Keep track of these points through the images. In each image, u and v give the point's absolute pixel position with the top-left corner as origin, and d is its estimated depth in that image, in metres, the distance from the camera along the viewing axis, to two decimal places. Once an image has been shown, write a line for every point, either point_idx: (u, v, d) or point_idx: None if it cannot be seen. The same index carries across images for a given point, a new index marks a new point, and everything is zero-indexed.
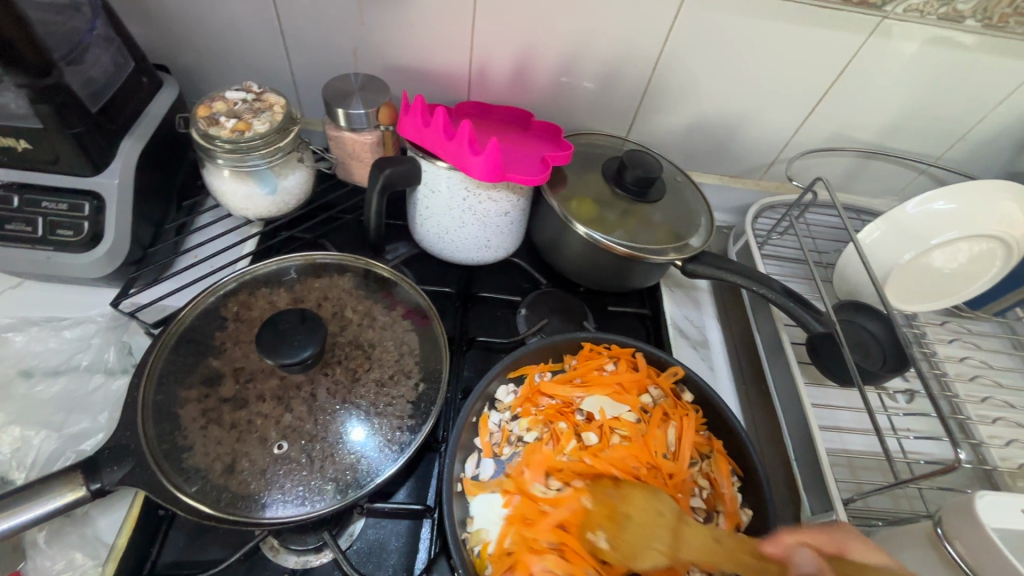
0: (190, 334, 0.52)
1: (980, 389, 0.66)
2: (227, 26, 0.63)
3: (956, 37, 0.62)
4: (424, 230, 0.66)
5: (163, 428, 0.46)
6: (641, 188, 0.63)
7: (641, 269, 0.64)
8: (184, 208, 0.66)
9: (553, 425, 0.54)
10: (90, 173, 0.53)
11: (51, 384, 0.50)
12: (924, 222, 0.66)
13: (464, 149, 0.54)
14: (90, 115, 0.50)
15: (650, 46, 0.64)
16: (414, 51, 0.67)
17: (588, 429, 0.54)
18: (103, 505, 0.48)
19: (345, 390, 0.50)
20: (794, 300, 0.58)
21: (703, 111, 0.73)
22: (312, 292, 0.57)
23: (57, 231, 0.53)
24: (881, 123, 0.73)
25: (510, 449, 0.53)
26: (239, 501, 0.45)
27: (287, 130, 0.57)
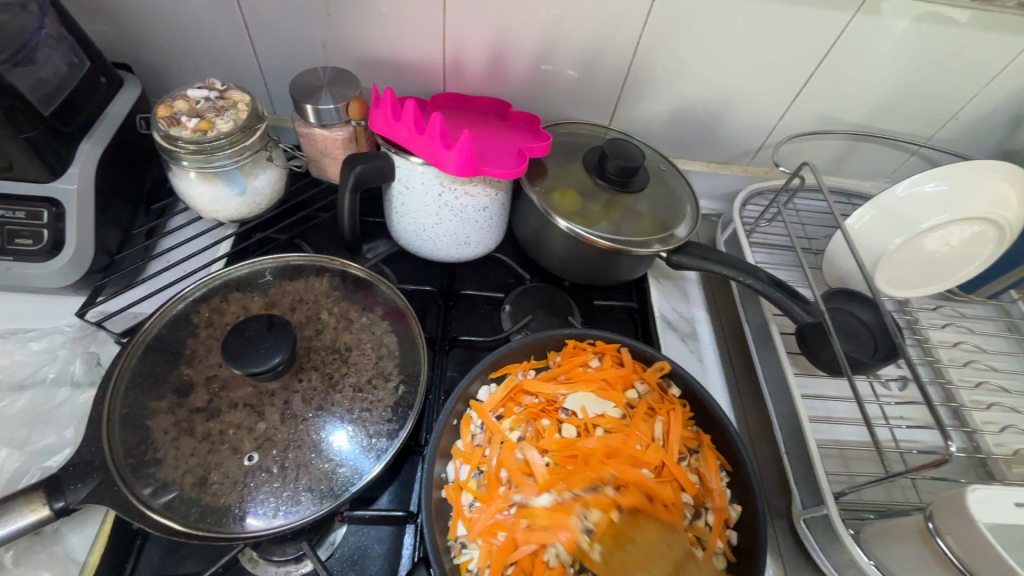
0: (158, 344, 0.50)
1: (974, 374, 0.65)
2: (189, 21, 0.61)
3: (945, 13, 0.60)
4: (402, 226, 0.64)
5: (131, 441, 0.45)
6: (624, 178, 0.61)
7: (626, 262, 0.62)
8: (154, 212, 0.64)
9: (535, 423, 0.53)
10: (47, 179, 0.51)
11: (15, 400, 0.48)
12: (915, 205, 0.64)
13: (435, 143, 0.52)
14: (43, 119, 0.48)
15: (629, 30, 0.62)
16: (385, 42, 0.64)
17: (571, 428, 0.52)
18: (75, 522, 0.47)
19: (321, 396, 0.49)
20: (782, 290, 0.56)
21: (687, 97, 0.70)
22: (286, 295, 0.55)
23: (16, 240, 0.51)
24: (870, 104, 0.71)
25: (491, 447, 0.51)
26: (210, 515, 0.43)
27: (253, 129, 0.55)
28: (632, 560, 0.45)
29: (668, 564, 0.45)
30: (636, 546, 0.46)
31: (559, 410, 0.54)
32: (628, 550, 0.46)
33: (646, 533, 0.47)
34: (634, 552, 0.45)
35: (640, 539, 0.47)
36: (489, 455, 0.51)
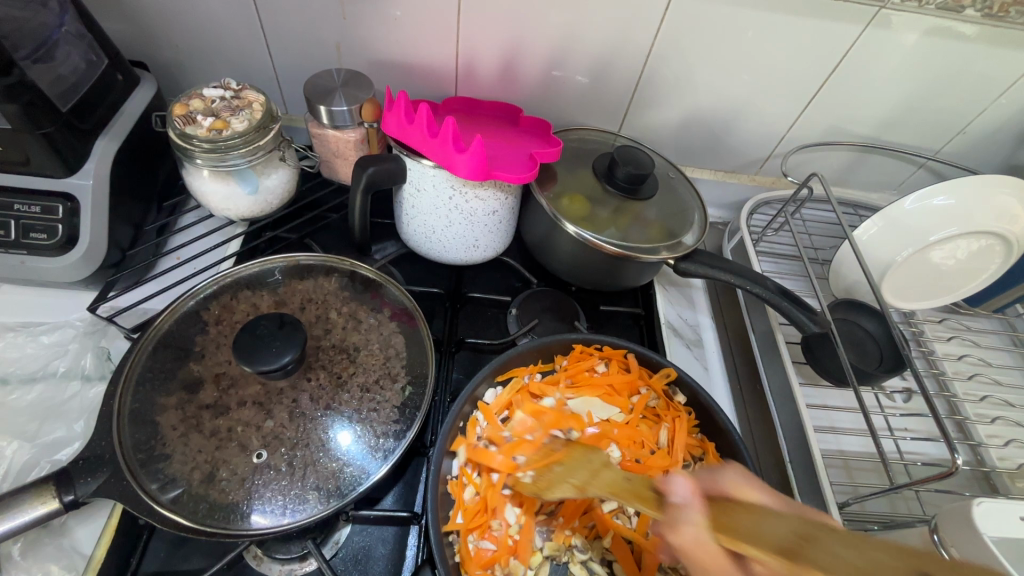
0: (168, 340, 0.51)
1: (979, 387, 0.65)
2: (206, 21, 0.62)
3: (954, 28, 0.60)
4: (411, 227, 0.65)
5: (141, 436, 0.45)
6: (633, 185, 0.62)
7: (633, 268, 0.62)
8: (166, 208, 0.64)
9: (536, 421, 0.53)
10: (63, 174, 0.51)
11: (26, 392, 0.49)
12: (923, 218, 0.64)
13: (448, 147, 0.52)
14: (60, 114, 0.49)
15: (641, 39, 0.63)
16: (398, 45, 0.65)
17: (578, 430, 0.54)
18: (82, 515, 0.47)
19: (329, 396, 0.49)
20: (789, 299, 0.56)
21: (697, 105, 0.71)
22: (296, 294, 0.56)
23: (30, 234, 0.52)
24: (879, 116, 0.71)
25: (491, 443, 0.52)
26: (217, 512, 0.43)
27: (267, 129, 0.55)
28: (557, 478, 0.46)
29: (586, 472, 0.45)
30: (562, 465, 0.46)
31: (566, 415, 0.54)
32: (554, 470, 0.47)
33: (573, 453, 0.47)
34: (559, 471, 0.46)
35: (566, 459, 0.47)
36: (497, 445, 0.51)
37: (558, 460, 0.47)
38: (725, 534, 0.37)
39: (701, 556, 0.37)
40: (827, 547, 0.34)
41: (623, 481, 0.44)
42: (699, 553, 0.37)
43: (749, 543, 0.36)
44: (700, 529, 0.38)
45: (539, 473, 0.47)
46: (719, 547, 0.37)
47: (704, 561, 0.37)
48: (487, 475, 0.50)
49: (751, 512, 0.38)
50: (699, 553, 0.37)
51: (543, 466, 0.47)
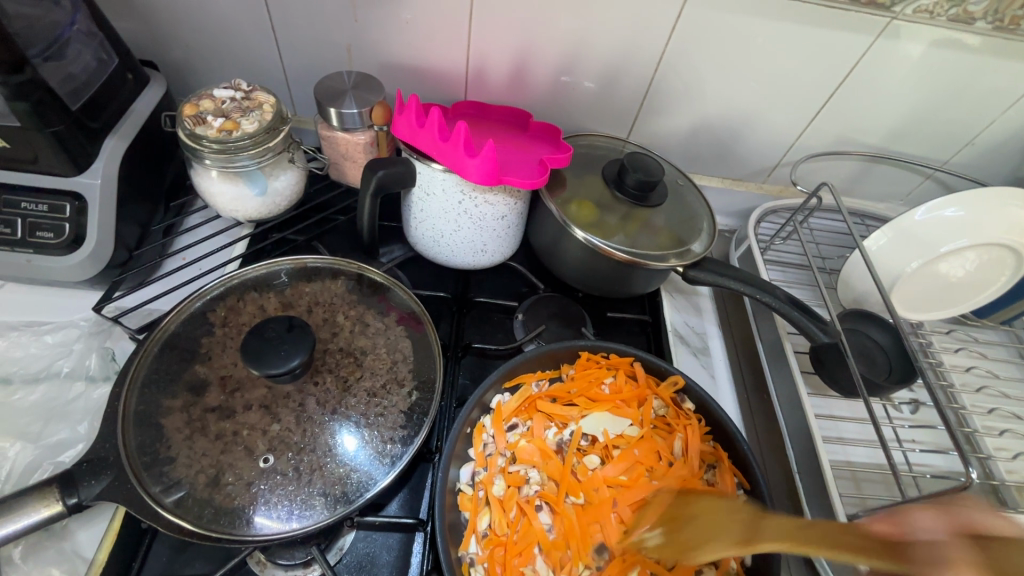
0: (174, 341, 0.50)
1: (987, 400, 0.65)
2: (217, 21, 0.62)
3: (964, 39, 0.60)
4: (419, 232, 0.64)
5: (146, 439, 0.45)
6: (642, 192, 0.62)
7: (641, 275, 0.62)
8: (172, 208, 0.64)
9: (544, 447, 0.52)
10: (71, 173, 0.51)
11: (29, 392, 0.48)
12: (933, 229, 0.64)
13: (459, 151, 0.52)
14: (70, 113, 0.48)
15: (652, 46, 0.63)
16: (409, 49, 0.65)
17: (592, 453, 0.52)
18: (84, 518, 0.46)
19: (336, 400, 0.49)
20: (798, 309, 0.56)
21: (706, 113, 0.71)
22: (303, 297, 0.55)
23: (36, 233, 0.51)
24: (887, 127, 0.71)
25: (500, 475, 0.50)
26: (222, 517, 0.43)
27: (278, 130, 0.55)
28: (692, 539, 0.40)
29: (735, 526, 0.39)
30: (697, 523, 0.41)
31: (576, 433, 0.53)
32: (685, 530, 0.41)
33: (709, 505, 0.42)
34: (694, 530, 0.41)
35: (700, 515, 0.41)
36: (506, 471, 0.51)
37: (687, 518, 0.42)
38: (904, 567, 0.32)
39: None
40: None
41: (790, 526, 0.38)
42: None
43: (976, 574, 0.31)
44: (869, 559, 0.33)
45: (670, 533, 0.42)
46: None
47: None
48: (500, 514, 0.48)
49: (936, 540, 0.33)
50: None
51: (668, 522, 0.43)
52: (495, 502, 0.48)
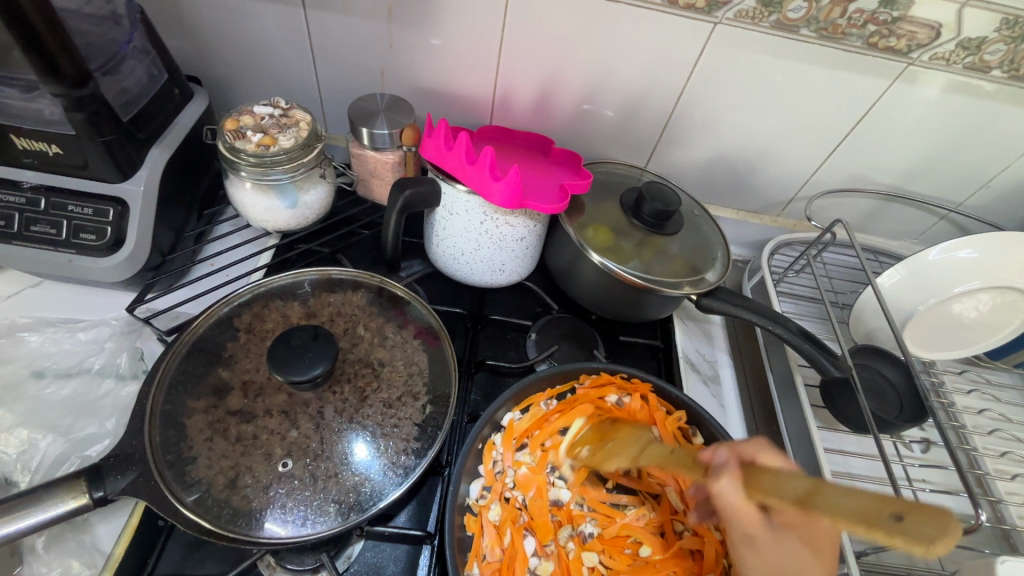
0: (201, 344, 0.52)
1: (999, 443, 0.65)
2: (261, 41, 0.65)
3: (980, 87, 0.61)
4: (439, 249, 0.66)
5: (169, 437, 0.46)
6: (659, 221, 0.63)
7: (655, 301, 0.63)
8: (205, 216, 0.67)
9: (541, 475, 0.53)
10: (117, 179, 0.54)
11: (62, 387, 0.50)
12: (948, 269, 0.65)
13: (484, 174, 0.54)
14: (121, 124, 0.51)
15: (673, 81, 0.65)
16: (439, 74, 0.67)
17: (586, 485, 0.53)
18: (104, 513, 0.48)
19: (353, 409, 0.50)
20: (810, 342, 0.57)
21: (723, 146, 0.73)
22: (326, 307, 0.57)
23: (80, 235, 0.54)
24: (903, 167, 0.72)
25: (498, 501, 0.51)
26: (239, 518, 0.44)
27: (312, 147, 0.58)
28: (605, 453, 0.50)
29: (634, 447, 0.47)
30: (613, 444, 0.50)
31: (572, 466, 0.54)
32: (607, 447, 0.50)
33: (625, 432, 0.51)
34: (612, 446, 0.50)
35: (617, 439, 0.51)
36: (504, 497, 0.51)
37: (610, 439, 0.51)
38: (750, 492, 0.34)
39: (734, 509, 0.36)
40: (789, 481, 0.32)
41: (670, 452, 0.43)
42: (729, 504, 0.36)
43: (770, 498, 0.32)
44: (731, 482, 0.35)
45: (594, 450, 0.51)
46: (748, 501, 0.35)
47: (736, 512, 0.36)
48: (495, 538, 0.49)
49: (776, 471, 0.34)
50: (730, 504, 0.36)
51: (598, 444, 0.52)
52: (492, 527, 0.49)
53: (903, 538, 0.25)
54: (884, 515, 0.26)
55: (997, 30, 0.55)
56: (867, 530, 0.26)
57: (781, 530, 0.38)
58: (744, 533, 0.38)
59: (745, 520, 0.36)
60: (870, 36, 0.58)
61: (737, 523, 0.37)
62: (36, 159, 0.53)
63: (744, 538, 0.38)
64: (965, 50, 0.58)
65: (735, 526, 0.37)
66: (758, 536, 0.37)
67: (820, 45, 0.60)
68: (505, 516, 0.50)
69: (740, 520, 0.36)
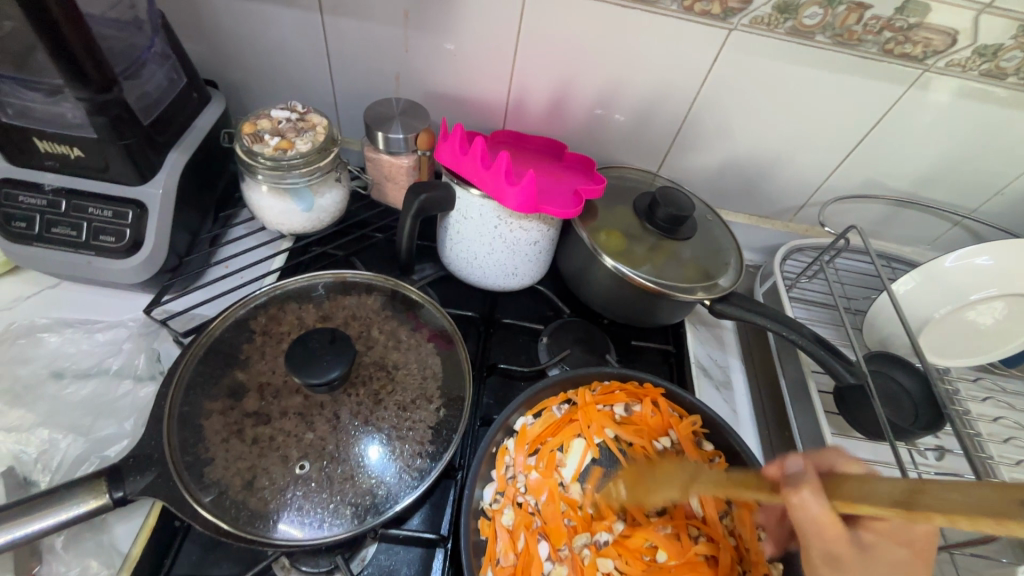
0: (218, 346, 0.52)
1: (1014, 451, 0.64)
2: (277, 46, 0.66)
3: (997, 93, 0.61)
4: (452, 253, 0.67)
5: (187, 438, 0.47)
6: (672, 225, 0.63)
7: (667, 306, 0.63)
8: (220, 219, 0.67)
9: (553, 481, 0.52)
10: (137, 182, 0.54)
11: (81, 387, 0.51)
12: (963, 276, 0.65)
13: (500, 179, 0.55)
14: (142, 128, 0.52)
15: (687, 86, 0.65)
16: (453, 79, 0.68)
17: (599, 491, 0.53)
18: (121, 513, 0.48)
19: (368, 412, 0.50)
20: (825, 348, 0.57)
21: (735, 152, 0.73)
22: (340, 310, 0.58)
23: (99, 237, 0.54)
24: (916, 173, 0.72)
25: (510, 507, 0.51)
26: (256, 520, 0.44)
27: (328, 151, 0.58)
28: (650, 488, 0.48)
29: (677, 483, 0.46)
30: (658, 473, 0.49)
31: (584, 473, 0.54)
32: (650, 481, 0.49)
33: (667, 466, 0.49)
34: (654, 479, 0.49)
35: (660, 470, 0.49)
36: (516, 502, 0.51)
37: (654, 473, 0.49)
38: (836, 500, 0.32)
39: (819, 524, 0.33)
40: (882, 485, 0.29)
41: (724, 476, 0.42)
42: (814, 522, 0.34)
43: (860, 506, 0.30)
44: (813, 494, 0.33)
45: (634, 487, 0.50)
46: (835, 515, 0.33)
47: (827, 534, 0.33)
48: (508, 542, 0.49)
49: (859, 476, 0.32)
50: (815, 521, 0.34)
51: (635, 484, 0.50)
52: (504, 531, 0.49)
53: (1011, 524, 0.22)
54: (1003, 502, 0.22)
55: (1014, 37, 0.55)
56: (970, 525, 0.23)
57: (870, 550, 0.35)
58: (827, 552, 0.35)
59: (828, 539, 0.34)
60: (886, 43, 0.58)
61: (818, 543, 0.35)
62: (57, 162, 0.53)
63: (829, 561, 0.35)
64: (981, 57, 0.57)
65: (818, 548, 0.35)
66: (846, 558, 0.35)
67: (836, 51, 0.60)
68: (519, 520, 0.50)
69: (823, 540, 0.34)
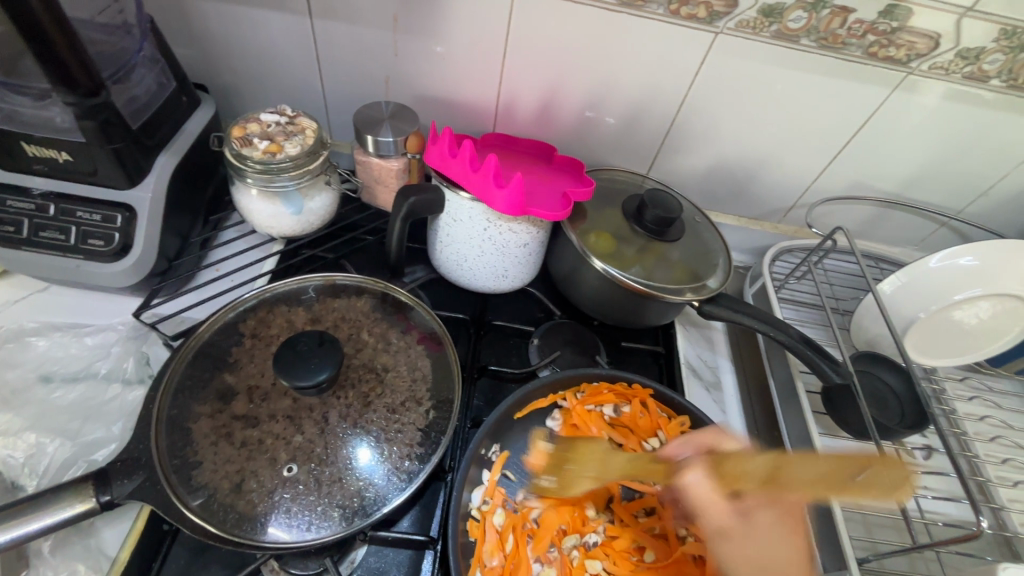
0: (207, 349, 0.53)
1: (1001, 449, 0.65)
2: (267, 50, 0.66)
3: (981, 96, 0.62)
4: (443, 255, 0.67)
5: (175, 441, 0.47)
6: (661, 227, 0.64)
7: (657, 307, 0.63)
8: (210, 222, 0.67)
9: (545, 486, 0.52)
10: (126, 186, 0.54)
11: (69, 391, 0.51)
12: (947, 277, 0.66)
13: (488, 182, 0.55)
14: (130, 132, 0.52)
15: (675, 90, 0.66)
16: (443, 82, 0.68)
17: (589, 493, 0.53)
18: (109, 517, 0.48)
19: (357, 414, 0.50)
20: (811, 349, 0.57)
21: (724, 154, 0.73)
22: (330, 313, 0.58)
23: (88, 240, 0.54)
24: (902, 175, 0.73)
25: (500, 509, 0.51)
26: (245, 523, 0.44)
27: (317, 154, 0.59)
28: (569, 475, 0.50)
29: (597, 464, 0.49)
30: (574, 462, 0.51)
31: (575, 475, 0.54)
32: (567, 470, 0.51)
33: (585, 450, 0.51)
34: (572, 467, 0.50)
35: (577, 457, 0.51)
36: (506, 504, 0.51)
37: (570, 460, 0.51)
38: (719, 477, 0.42)
39: (703, 499, 0.42)
40: (752, 461, 0.41)
41: (631, 458, 0.48)
42: (697, 496, 0.42)
43: (737, 480, 0.41)
44: (696, 471, 0.42)
45: (558, 477, 0.51)
46: (718, 490, 0.42)
47: (706, 506, 0.42)
48: (498, 544, 0.49)
49: (734, 454, 0.42)
50: (698, 497, 0.42)
51: (558, 469, 0.52)
52: (493, 533, 0.49)
53: (877, 490, 0.36)
54: (849, 473, 0.37)
55: (995, 40, 0.56)
56: (845, 491, 0.36)
57: (754, 521, 0.42)
58: (717, 527, 0.42)
59: (716, 510, 0.42)
60: (869, 46, 0.59)
61: (711, 519, 0.42)
62: (46, 166, 0.53)
63: (725, 536, 0.42)
64: (964, 60, 0.58)
65: (710, 522, 0.42)
66: (732, 529, 0.42)
67: (821, 55, 0.60)
68: (508, 522, 0.50)
69: (710, 513, 0.42)
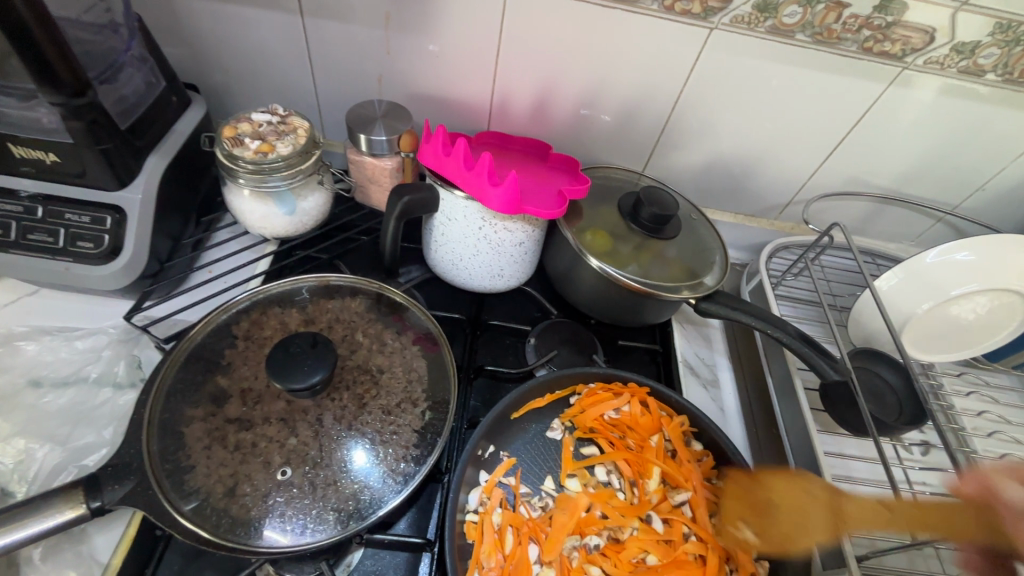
0: (199, 352, 0.52)
1: (998, 445, 0.65)
2: (258, 49, 0.65)
3: (977, 90, 0.62)
4: (438, 255, 0.66)
5: (167, 445, 0.46)
6: (657, 225, 0.63)
7: (654, 305, 0.63)
8: (202, 223, 0.67)
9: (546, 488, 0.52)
10: (115, 188, 0.54)
11: (59, 396, 0.50)
12: (945, 272, 0.65)
13: (482, 180, 0.54)
14: (119, 132, 0.51)
15: (670, 87, 0.65)
16: (436, 80, 0.68)
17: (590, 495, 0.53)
18: (101, 523, 0.47)
19: (351, 416, 0.50)
20: (809, 346, 0.57)
21: (720, 150, 0.73)
22: (324, 314, 0.57)
23: (77, 243, 0.54)
24: (898, 170, 0.73)
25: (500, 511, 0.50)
26: (238, 528, 0.44)
27: (310, 154, 0.58)
28: (786, 526, 0.48)
29: (821, 510, 0.47)
30: (778, 505, 0.49)
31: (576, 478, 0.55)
32: (775, 518, 0.49)
33: (782, 487, 0.49)
34: (779, 513, 0.49)
35: (776, 495, 0.49)
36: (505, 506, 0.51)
37: (774, 503, 0.49)
38: None
39: None
40: None
41: None
42: None
43: None
44: None
45: (761, 528, 0.50)
46: None
47: None
48: (498, 548, 0.48)
49: None
50: None
51: (761, 514, 0.50)
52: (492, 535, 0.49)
53: None
54: None
55: (990, 35, 0.56)
56: None
57: None
58: None
59: None
60: (865, 41, 0.58)
61: None
62: (33, 168, 0.53)
63: None
64: (959, 54, 0.58)
65: None
66: None
67: (816, 50, 0.60)
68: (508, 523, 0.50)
69: None
